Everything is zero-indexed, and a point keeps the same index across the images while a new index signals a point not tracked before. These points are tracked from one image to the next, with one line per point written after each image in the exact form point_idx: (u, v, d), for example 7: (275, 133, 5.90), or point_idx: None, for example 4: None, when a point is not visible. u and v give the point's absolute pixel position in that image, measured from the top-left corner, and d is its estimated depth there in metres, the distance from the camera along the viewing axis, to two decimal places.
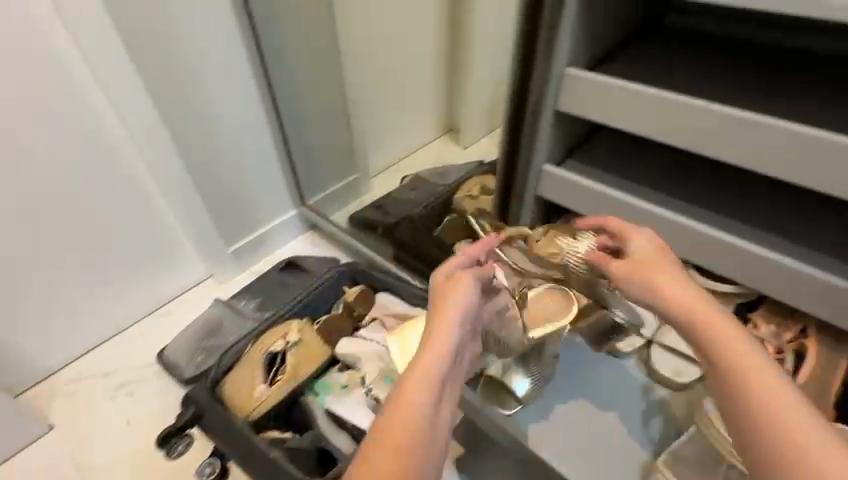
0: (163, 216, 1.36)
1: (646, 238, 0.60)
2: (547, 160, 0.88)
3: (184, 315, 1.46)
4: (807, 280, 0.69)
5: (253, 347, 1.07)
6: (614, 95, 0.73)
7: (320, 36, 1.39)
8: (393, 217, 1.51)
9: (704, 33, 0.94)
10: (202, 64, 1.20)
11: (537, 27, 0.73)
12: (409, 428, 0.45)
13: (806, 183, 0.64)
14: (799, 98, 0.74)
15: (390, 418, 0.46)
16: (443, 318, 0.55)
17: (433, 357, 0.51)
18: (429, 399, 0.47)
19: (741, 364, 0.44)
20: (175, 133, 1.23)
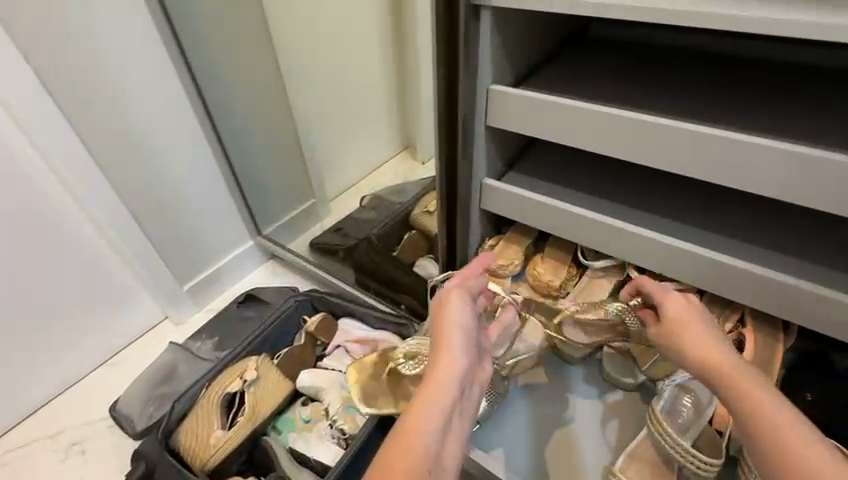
0: (108, 263, 1.30)
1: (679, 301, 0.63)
2: (487, 174, 0.90)
3: (138, 361, 1.40)
4: (738, 274, 0.71)
5: (207, 391, 1.03)
6: (541, 109, 0.75)
7: (260, 67, 1.38)
8: (351, 240, 1.50)
9: (627, 41, 0.98)
10: (138, 108, 1.16)
11: (455, 49, 0.71)
12: (412, 452, 0.47)
13: (724, 182, 0.66)
14: (717, 98, 0.77)
15: (393, 444, 0.48)
16: (449, 334, 0.60)
17: (444, 369, 0.56)
18: (433, 427, 0.50)
19: (753, 398, 0.48)
20: (115, 181, 1.19)
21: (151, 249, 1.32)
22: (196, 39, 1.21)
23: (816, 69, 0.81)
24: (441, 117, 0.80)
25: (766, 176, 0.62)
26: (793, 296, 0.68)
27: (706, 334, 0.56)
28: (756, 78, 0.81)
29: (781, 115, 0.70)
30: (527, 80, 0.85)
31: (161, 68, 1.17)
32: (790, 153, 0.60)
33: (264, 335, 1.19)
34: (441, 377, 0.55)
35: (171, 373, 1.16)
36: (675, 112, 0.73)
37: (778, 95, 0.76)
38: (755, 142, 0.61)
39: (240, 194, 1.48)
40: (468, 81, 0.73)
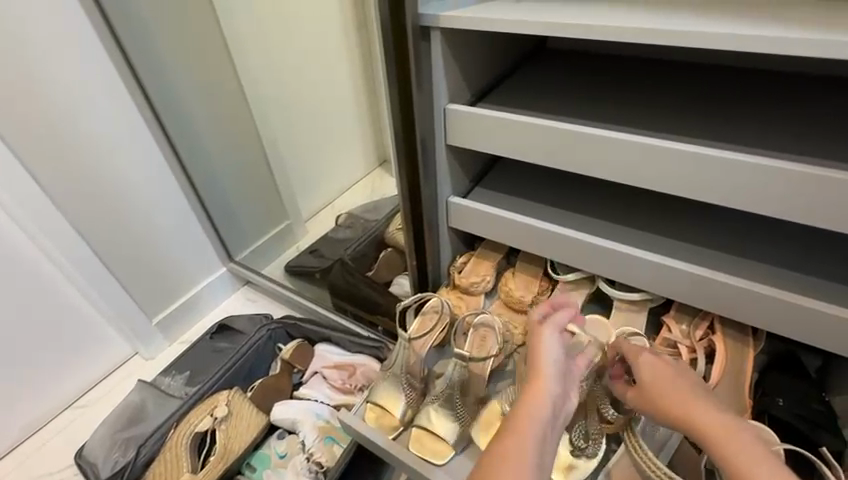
0: (70, 300, 1.24)
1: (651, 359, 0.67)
2: (452, 192, 0.89)
3: (107, 401, 1.34)
4: (705, 282, 0.70)
5: (176, 431, 0.98)
6: (496, 128, 0.74)
7: (223, 92, 1.35)
8: (326, 262, 1.47)
9: (582, 53, 0.99)
10: (94, 140, 1.13)
11: (407, 69, 0.70)
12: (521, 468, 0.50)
13: (681, 193, 0.65)
14: (672, 106, 0.77)
15: (501, 458, 0.51)
16: (543, 363, 0.62)
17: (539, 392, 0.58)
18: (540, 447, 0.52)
19: (737, 446, 0.54)
20: (72, 215, 1.14)
21: (115, 285, 1.28)
22: (154, 67, 1.19)
23: (767, 73, 0.82)
24: (399, 139, 0.78)
25: (722, 186, 0.61)
26: (761, 304, 0.67)
27: (691, 396, 0.61)
28: (709, 85, 0.82)
29: (735, 121, 0.70)
30: (485, 97, 0.85)
31: (117, 98, 1.14)
32: (741, 162, 0.59)
33: (237, 366, 1.15)
34: (538, 398, 0.58)
35: (138, 414, 1.11)
36: (630, 123, 0.73)
37: (732, 101, 0.76)
38: (706, 153, 0.61)
39: (208, 220, 1.45)
40: (422, 101, 0.73)
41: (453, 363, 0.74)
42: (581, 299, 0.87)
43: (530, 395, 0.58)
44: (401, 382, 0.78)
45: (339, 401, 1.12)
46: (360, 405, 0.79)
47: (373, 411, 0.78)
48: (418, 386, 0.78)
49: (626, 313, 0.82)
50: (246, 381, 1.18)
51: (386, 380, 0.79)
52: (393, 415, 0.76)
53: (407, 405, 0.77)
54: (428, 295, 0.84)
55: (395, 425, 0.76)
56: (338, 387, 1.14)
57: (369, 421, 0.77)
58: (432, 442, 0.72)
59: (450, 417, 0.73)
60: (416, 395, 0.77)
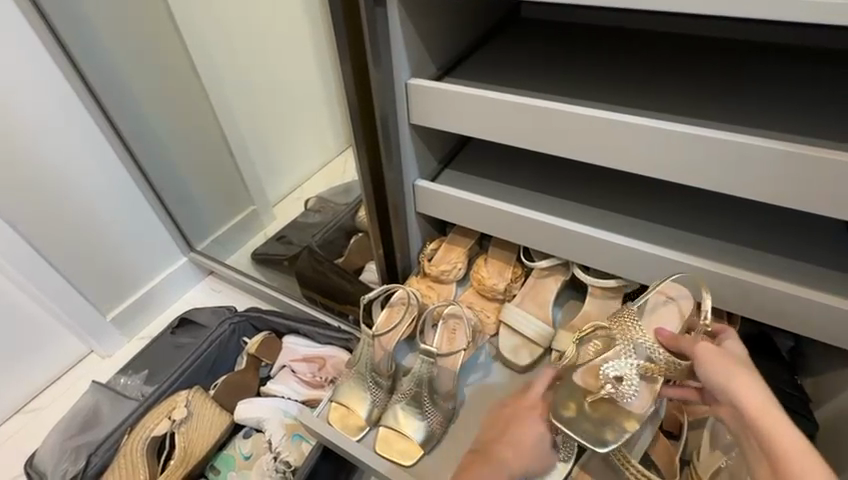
0: (13, 299, 1.13)
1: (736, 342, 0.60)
2: (419, 175, 0.83)
3: (62, 402, 1.26)
4: (680, 268, 0.67)
5: (130, 436, 0.91)
6: (462, 105, 0.68)
7: (171, 70, 1.23)
8: (294, 250, 1.40)
9: (557, 24, 0.92)
10: (20, 123, 1.00)
11: (361, 40, 0.63)
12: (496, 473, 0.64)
13: (659, 175, 0.60)
14: (652, 80, 0.72)
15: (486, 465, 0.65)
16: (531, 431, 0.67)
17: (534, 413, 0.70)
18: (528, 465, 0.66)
19: (754, 409, 0.49)
20: (4, 208, 1.03)
21: (62, 282, 1.18)
22: (85, 39, 1.06)
23: (755, 45, 0.77)
24: (357, 120, 0.72)
25: (704, 169, 0.57)
26: (738, 289, 0.65)
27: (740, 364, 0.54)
28: (693, 57, 0.76)
29: (717, 97, 0.66)
30: (452, 71, 0.79)
31: (44, 73, 1.01)
32: (725, 142, 0.54)
33: (199, 364, 1.08)
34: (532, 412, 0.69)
35: (92, 419, 1.04)
36: (607, 100, 0.68)
37: (716, 76, 0.71)
38: (689, 132, 0.56)
39: (163, 208, 1.34)
40: (381, 77, 0.65)
41: (421, 359, 0.70)
42: (555, 286, 0.83)
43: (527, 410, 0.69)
44: (368, 378, 0.73)
45: (309, 395, 1.07)
46: (324, 404, 0.75)
47: (338, 411, 0.73)
48: (385, 382, 0.74)
49: (599, 301, 0.80)
50: (210, 378, 1.12)
51: (352, 378, 0.75)
52: (358, 414, 0.72)
53: (372, 403, 0.73)
54: (395, 287, 0.79)
55: (360, 425, 0.72)
56: (307, 381, 1.09)
57: (334, 422, 0.73)
58: (399, 442, 0.69)
59: (417, 416, 0.70)
60: (383, 393, 0.73)
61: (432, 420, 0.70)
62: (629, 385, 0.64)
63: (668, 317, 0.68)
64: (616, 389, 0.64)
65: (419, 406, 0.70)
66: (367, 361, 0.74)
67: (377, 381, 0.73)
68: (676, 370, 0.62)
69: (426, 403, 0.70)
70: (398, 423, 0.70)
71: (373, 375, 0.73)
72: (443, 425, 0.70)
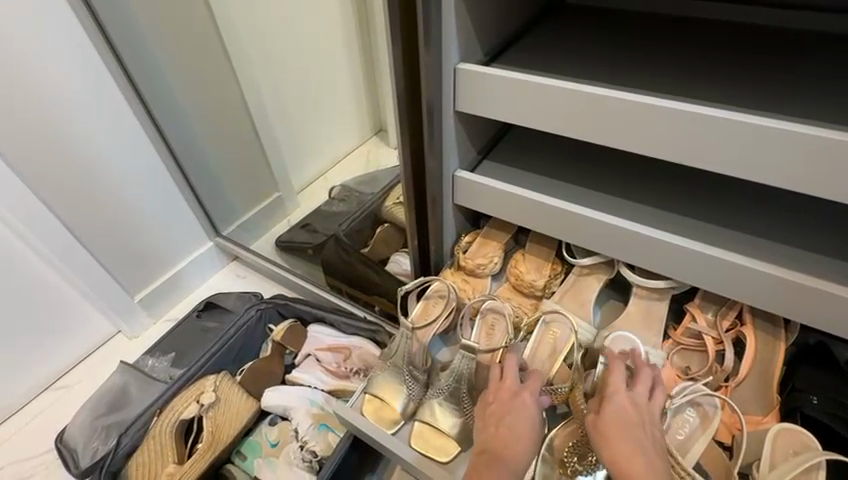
0: (46, 277, 1.15)
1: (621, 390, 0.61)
2: (459, 166, 0.80)
3: (90, 381, 1.28)
4: (740, 271, 0.63)
5: (160, 418, 0.92)
6: (513, 91, 0.65)
7: (202, 54, 1.21)
8: (319, 238, 1.39)
9: (603, 10, 0.88)
10: (53, 105, 0.99)
11: (413, 20, 0.60)
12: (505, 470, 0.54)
13: (728, 173, 0.56)
14: (717, 71, 0.67)
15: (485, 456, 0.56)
16: (519, 419, 0.60)
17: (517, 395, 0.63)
18: (525, 451, 0.57)
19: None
20: (36, 187, 1.03)
21: (92, 262, 1.19)
22: (120, 18, 1.05)
23: (823, 38, 0.72)
24: (402, 106, 0.69)
25: (782, 166, 0.53)
26: (805, 296, 0.60)
27: (621, 430, 0.56)
28: (753, 47, 0.72)
29: (785, 89, 0.62)
30: (499, 57, 0.75)
31: (81, 53, 1.00)
32: (809, 139, 0.50)
33: (226, 349, 1.08)
34: (516, 401, 0.62)
35: (121, 400, 1.05)
36: (670, 91, 0.64)
37: (780, 67, 0.67)
38: (770, 126, 0.51)
39: (191, 191, 1.34)
40: (430, 63, 0.63)
41: (461, 354, 0.68)
42: (597, 286, 0.80)
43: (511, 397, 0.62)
44: (405, 371, 0.72)
45: (334, 385, 1.06)
46: (357, 396, 0.73)
47: (372, 403, 0.72)
48: (421, 375, 0.72)
49: (645, 302, 0.76)
50: (236, 364, 1.12)
51: (387, 370, 0.73)
52: (393, 407, 0.71)
53: (408, 396, 0.71)
54: (431, 279, 0.78)
55: (395, 419, 0.70)
56: (333, 371, 1.08)
57: (367, 414, 0.71)
58: (437, 440, 0.67)
59: (455, 414, 0.68)
60: (420, 387, 0.71)
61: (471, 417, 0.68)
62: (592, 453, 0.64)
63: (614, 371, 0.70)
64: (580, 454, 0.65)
65: (457, 403, 0.69)
66: (401, 355, 0.73)
67: (412, 377, 0.72)
68: None
69: (465, 400, 0.68)
70: (433, 421, 0.68)
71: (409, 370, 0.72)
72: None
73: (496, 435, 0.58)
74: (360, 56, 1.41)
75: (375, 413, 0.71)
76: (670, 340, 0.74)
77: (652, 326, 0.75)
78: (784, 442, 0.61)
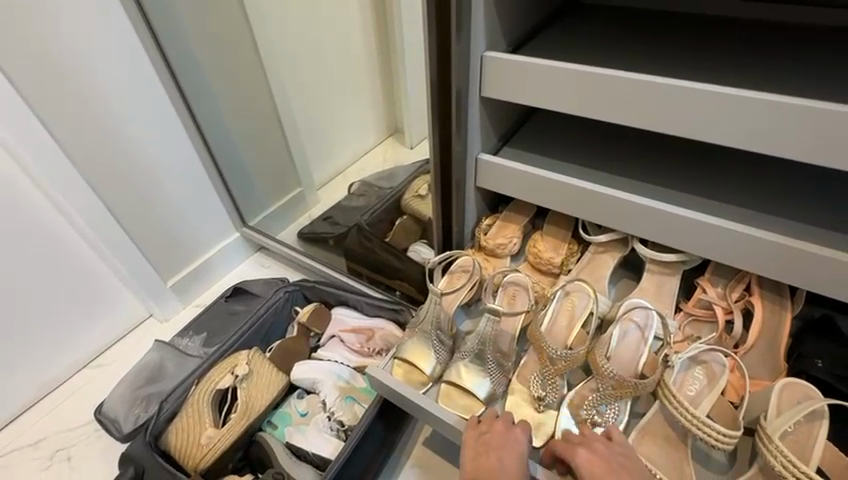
0: (88, 259, 1.22)
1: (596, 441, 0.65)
2: (482, 150, 0.86)
3: (125, 361, 1.34)
4: (747, 241, 0.66)
5: (197, 388, 0.98)
6: (536, 76, 0.70)
7: (237, 52, 1.30)
8: (341, 228, 1.45)
9: (615, 8, 0.94)
10: (103, 93, 1.07)
11: (446, 10, 0.66)
12: None
13: (737, 144, 0.60)
14: (725, 58, 0.72)
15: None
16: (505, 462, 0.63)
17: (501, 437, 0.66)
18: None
19: None
20: (85, 171, 1.10)
21: (131, 246, 1.25)
22: (165, 18, 1.13)
23: (825, 30, 0.77)
24: (433, 90, 0.75)
25: (788, 138, 0.57)
26: (812, 266, 0.63)
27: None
28: (756, 38, 0.77)
29: (787, 72, 0.67)
30: (521, 48, 0.81)
31: (130, 48, 1.08)
32: (812, 110, 0.54)
33: (256, 328, 1.14)
34: (510, 439, 0.66)
35: (158, 373, 1.11)
36: (681, 74, 0.69)
37: (784, 53, 0.72)
38: (775, 99, 0.55)
39: (222, 182, 1.42)
40: (461, 50, 0.69)
41: (486, 318, 0.76)
42: (613, 262, 0.85)
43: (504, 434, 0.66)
44: (433, 339, 0.79)
45: (360, 361, 1.12)
46: (388, 361, 0.81)
47: (402, 367, 0.80)
48: (448, 341, 0.80)
49: (658, 277, 0.81)
50: (265, 343, 1.18)
51: (417, 336, 0.81)
52: (422, 371, 0.78)
53: (435, 359, 0.79)
54: (457, 254, 0.84)
55: (424, 381, 0.78)
56: (358, 350, 1.14)
57: (398, 375, 0.79)
58: (462, 399, 0.76)
59: (480, 375, 0.76)
60: (447, 352, 0.80)
61: (495, 377, 0.76)
62: (605, 410, 0.71)
63: (631, 340, 0.75)
64: (596, 412, 0.71)
65: (482, 363, 0.77)
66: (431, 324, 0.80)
67: (440, 342, 0.80)
68: (637, 389, 0.69)
69: (489, 361, 0.77)
70: (459, 381, 0.76)
71: (438, 337, 0.80)
72: (503, 386, 0.77)
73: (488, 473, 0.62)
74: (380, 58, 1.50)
75: (406, 374, 0.79)
76: (682, 312, 0.79)
77: (664, 299, 0.79)
78: (788, 397, 0.65)
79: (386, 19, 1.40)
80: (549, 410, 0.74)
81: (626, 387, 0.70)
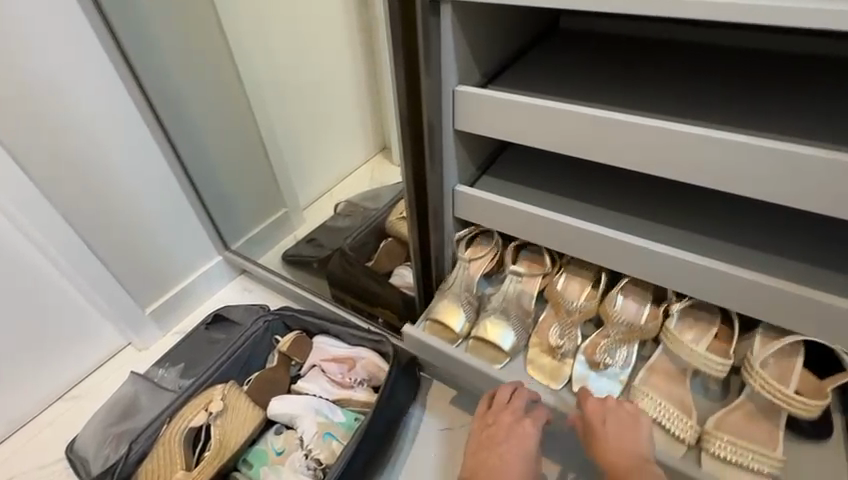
0: (64, 289, 1.20)
1: (595, 403, 0.79)
2: (459, 180, 0.85)
3: (100, 392, 1.31)
4: (711, 275, 0.70)
5: (169, 426, 0.95)
6: (511, 112, 0.70)
7: (217, 76, 1.29)
8: (325, 251, 1.43)
9: (590, 34, 0.95)
10: (78, 121, 1.07)
11: (414, 46, 0.65)
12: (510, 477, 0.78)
13: (709, 184, 0.61)
14: (696, 90, 0.72)
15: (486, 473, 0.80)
16: (512, 442, 0.81)
17: (511, 424, 0.82)
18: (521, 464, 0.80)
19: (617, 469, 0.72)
20: (56, 200, 1.08)
21: (108, 275, 1.23)
22: (141, 45, 1.12)
23: (793, 60, 0.78)
24: (405, 125, 0.74)
25: (759, 179, 0.58)
26: (774, 299, 0.67)
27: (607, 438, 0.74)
28: (725, 67, 0.78)
29: (756, 106, 0.67)
30: (496, 79, 0.80)
31: (104, 75, 1.08)
32: (769, 151, 0.56)
33: (234, 359, 1.11)
34: (515, 429, 0.82)
35: (131, 407, 1.08)
36: (652, 109, 0.69)
37: (753, 85, 0.72)
38: (745, 141, 0.57)
39: (202, 207, 1.40)
40: (431, 85, 0.68)
41: (510, 279, 0.94)
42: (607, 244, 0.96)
43: (510, 426, 0.82)
44: (462, 300, 0.93)
45: (341, 395, 1.06)
46: (423, 321, 0.96)
47: (436, 326, 0.95)
48: (474, 302, 0.95)
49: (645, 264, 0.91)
50: (243, 374, 1.14)
51: (447, 298, 0.95)
52: (453, 328, 0.93)
53: (464, 320, 0.93)
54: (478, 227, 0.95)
55: (454, 336, 0.93)
56: (339, 382, 1.09)
57: (433, 333, 0.94)
58: (488, 350, 0.92)
59: (506, 327, 0.91)
60: (474, 311, 0.95)
61: (519, 330, 0.93)
62: (612, 354, 0.88)
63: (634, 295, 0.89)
64: (605, 357, 0.88)
65: (506, 318, 0.92)
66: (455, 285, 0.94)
67: (468, 302, 0.94)
68: (644, 333, 0.87)
69: (514, 316, 0.93)
70: (487, 332, 0.92)
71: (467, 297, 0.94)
72: (525, 340, 0.94)
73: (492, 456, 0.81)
74: (367, 61, 1.35)
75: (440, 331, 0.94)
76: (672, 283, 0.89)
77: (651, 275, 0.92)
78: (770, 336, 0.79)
79: (367, 28, 1.28)
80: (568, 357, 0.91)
81: (638, 332, 0.87)
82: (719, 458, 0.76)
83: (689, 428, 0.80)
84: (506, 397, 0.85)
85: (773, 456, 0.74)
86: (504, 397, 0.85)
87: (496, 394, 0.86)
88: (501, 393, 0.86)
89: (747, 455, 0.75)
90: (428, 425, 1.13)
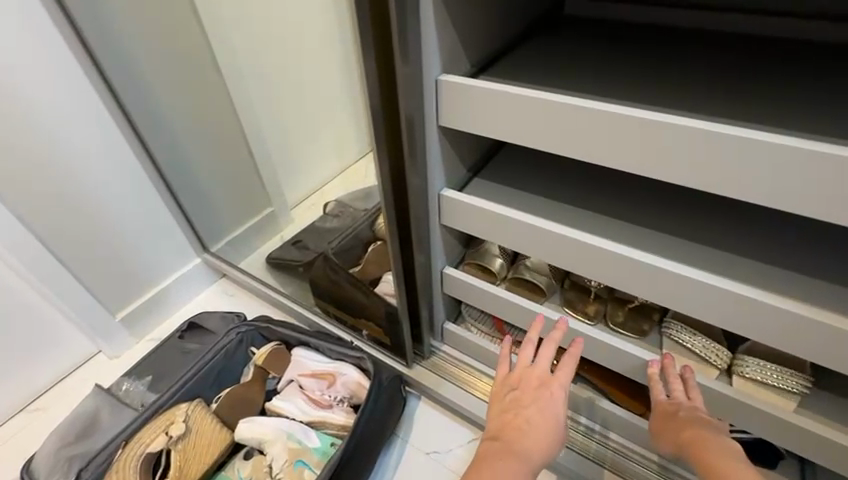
0: (23, 297, 1.10)
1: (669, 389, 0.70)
2: (446, 184, 0.76)
3: (66, 404, 1.22)
4: (737, 302, 0.59)
5: (125, 451, 0.86)
6: (505, 106, 0.60)
7: (192, 65, 1.18)
8: (309, 255, 1.33)
9: (595, 20, 0.84)
10: (34, 118, 0.97)
11: (387, 29, 0.55)
12: (537, 444, 0.65)
13: (736, 195, 0.51)
14: (716, 83, 0.62)
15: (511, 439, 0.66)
16: (541, 406, 0.69)
17: (534, 387, 0.71)
18: (548, 431, 0.67)
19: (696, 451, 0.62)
20: (12, 203, 0.99)
21: (73, 282, 1.14)
22: (105, 31, 1.02)
23: (828, 50, 0.67)
24: (380, 121, 0.64)
25: (799, 191, 0.47)
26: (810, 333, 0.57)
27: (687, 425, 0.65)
28: (751, 58, 0.67)
29: (790, 103, 0.57)
30: (488, 69, 0.71)
31: (62, 65, 0.97)
32: (809, 155, 0.45)
33: (203, 373, 1.02)
34: (543, 394, 0.70)
35: (92, 426, 1.00)
36: (668, 104, 0.59)
37: (785, 79, 0.62)
38: (790, 143, 0.46)
39: (178, 206, 1.30)
40: (408, 75, 0.58)
41: None
42: None
43: (536, 389, 0.71)
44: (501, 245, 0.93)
45: (315, 416, 0.97)
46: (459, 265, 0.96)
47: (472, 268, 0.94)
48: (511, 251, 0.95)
49: None
50: (214, 390, 1.05)
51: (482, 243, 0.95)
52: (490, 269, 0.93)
53: (502, 262, 0.92)
54: None
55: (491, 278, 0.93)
56: (315, 399, 1.00)
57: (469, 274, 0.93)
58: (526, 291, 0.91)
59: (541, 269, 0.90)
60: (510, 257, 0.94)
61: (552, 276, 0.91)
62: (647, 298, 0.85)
63: None
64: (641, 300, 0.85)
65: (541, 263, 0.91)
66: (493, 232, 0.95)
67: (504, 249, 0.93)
68: None
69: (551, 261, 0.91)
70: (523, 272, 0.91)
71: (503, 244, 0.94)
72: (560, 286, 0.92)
73: (514, 423, 0.68)
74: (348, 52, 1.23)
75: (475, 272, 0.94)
76: None
77: None
78: None
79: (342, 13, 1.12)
80: (604, 301, 0.88)
81: None
82: (746, 379, 0.73)
83: (721, 355, 0.76)
84: (530, 357, 0.75)
85: (799, 375, 0.71)
86: (528, 356, 0.75)
87: (520, 352, 0.76)
88: (526, 350, 0.75)
89: (773, 376, 0.71)
90: (414, 447, 1.04)
